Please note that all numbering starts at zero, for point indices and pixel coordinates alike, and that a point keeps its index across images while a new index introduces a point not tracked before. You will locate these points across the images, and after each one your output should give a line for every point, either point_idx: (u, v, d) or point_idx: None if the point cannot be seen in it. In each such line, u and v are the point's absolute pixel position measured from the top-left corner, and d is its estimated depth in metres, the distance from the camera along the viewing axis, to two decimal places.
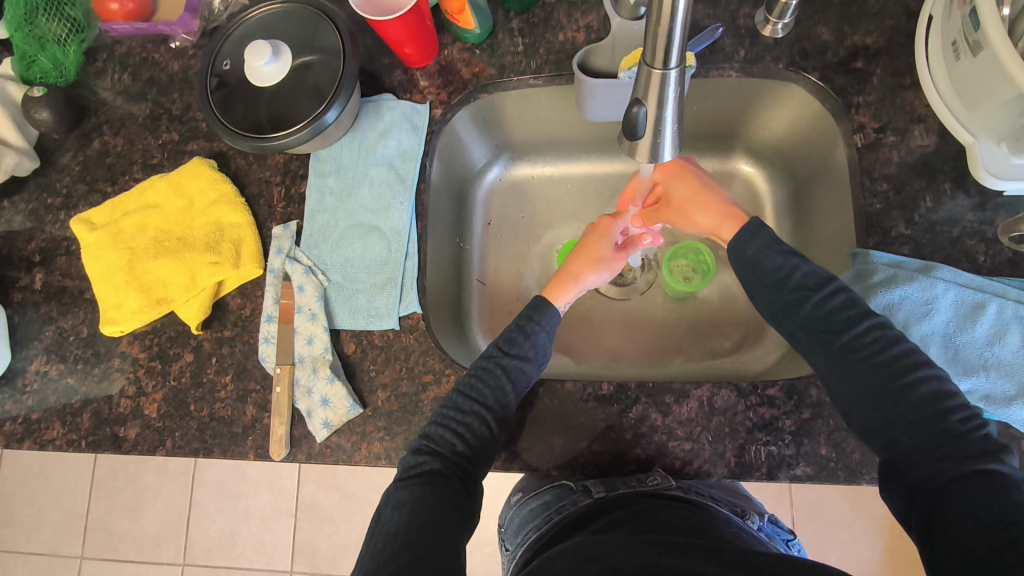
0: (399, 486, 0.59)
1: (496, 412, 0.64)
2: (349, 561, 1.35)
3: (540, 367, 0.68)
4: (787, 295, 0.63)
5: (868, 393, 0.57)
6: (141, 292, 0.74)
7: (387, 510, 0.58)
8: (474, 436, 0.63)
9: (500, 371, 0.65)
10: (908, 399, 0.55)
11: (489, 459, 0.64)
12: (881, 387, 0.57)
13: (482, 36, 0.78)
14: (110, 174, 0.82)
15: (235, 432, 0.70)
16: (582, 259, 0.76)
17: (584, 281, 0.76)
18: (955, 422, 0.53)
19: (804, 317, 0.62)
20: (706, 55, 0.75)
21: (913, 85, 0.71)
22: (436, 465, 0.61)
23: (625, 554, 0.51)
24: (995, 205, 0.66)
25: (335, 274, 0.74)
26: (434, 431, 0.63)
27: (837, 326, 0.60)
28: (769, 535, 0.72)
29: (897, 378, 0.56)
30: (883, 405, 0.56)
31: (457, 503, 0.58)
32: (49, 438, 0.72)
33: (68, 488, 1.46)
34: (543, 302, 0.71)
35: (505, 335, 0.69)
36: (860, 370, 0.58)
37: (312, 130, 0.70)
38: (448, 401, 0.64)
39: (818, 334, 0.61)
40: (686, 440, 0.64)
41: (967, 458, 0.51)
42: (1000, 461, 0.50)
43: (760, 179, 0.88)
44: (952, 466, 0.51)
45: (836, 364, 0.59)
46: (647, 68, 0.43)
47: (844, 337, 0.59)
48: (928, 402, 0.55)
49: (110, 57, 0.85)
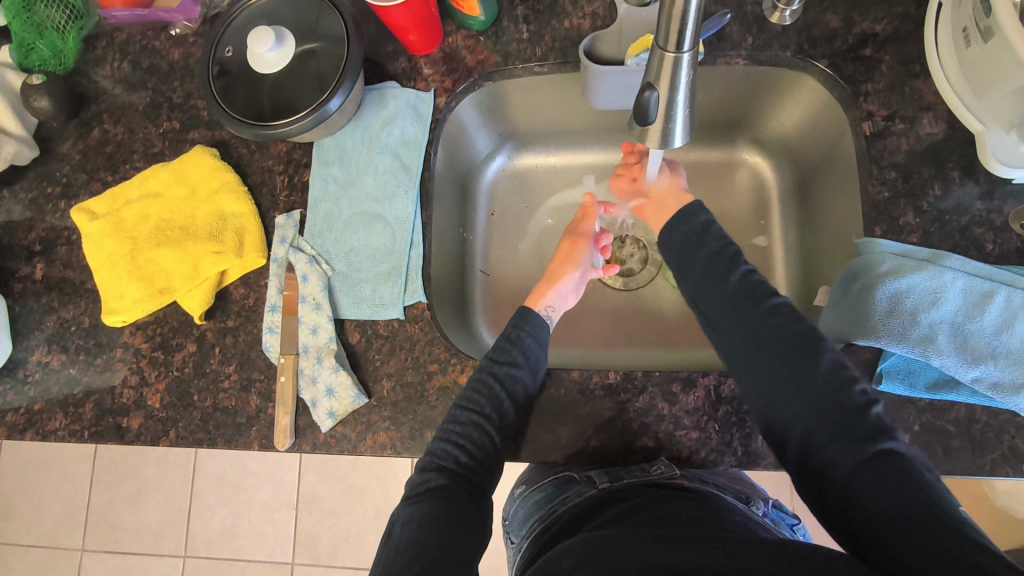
0: (407, 505, 0.59)
1: (496, 421, 0.63)
2: (350, 551, 1.35)
3: (534, 371, 0.67)
4: (721, 264, 0.66)
5: (770, 357, 0.59)
6: (143, 282, 0.74)
7: (396, 527, 0.58)
8: (476, 447, 0.63)
9: (494, 381, 0.64)
10: (812, 370, 0.57)
11: (494, 468, 0.64)
12: (788, 356, 0.58)
13: (487, 23, 0.77)
14: (110, 163, 0.81)
15: (239, 423, 0.69)
16: (561, 259, 0.80)
17: (559, 285, 0.78)
18: (855, 394, 0.55)
19: (732, 287, 0.64)
20: (713, 43, 0.75)
21: (922, 73, 0.70)
22: (442, 480, 0.61)
23: (631, 550, 0.50)
24: (1004, 193, 0.66)
25: (339, 264, 0.74)
26: (437, 445, 0.63)
27: (765, 297, 0.63)
28: (775, 520, 0.72)
29: (798, 353, 0.58)
30: (785, 369, 0.58)
31: (468, 514, 0.58)
32: (51, 429, 0.72)
33: (68, 481, 1.45)
34: (527, 311, 0.73)
35: (494, 346, 0.69)
36: (773, 339, 0.60)
37: (316, 118, 0.69)
38: (449, 415, 0.64)
39: (741, 301, 0.63)
40: (693, 429, 0.64)
41: (860, 428, 0.53)
42: (893, 438, 0.52)
43: (765, 169, 0.88)
44: (854, 431, 0.53)
45: (749, 333, 0.61)
46: (660, 51, 0.43)
47: (772, 306, 0.62)
48: (830, 373, 0.56)
49: (110, 44, 0.85)
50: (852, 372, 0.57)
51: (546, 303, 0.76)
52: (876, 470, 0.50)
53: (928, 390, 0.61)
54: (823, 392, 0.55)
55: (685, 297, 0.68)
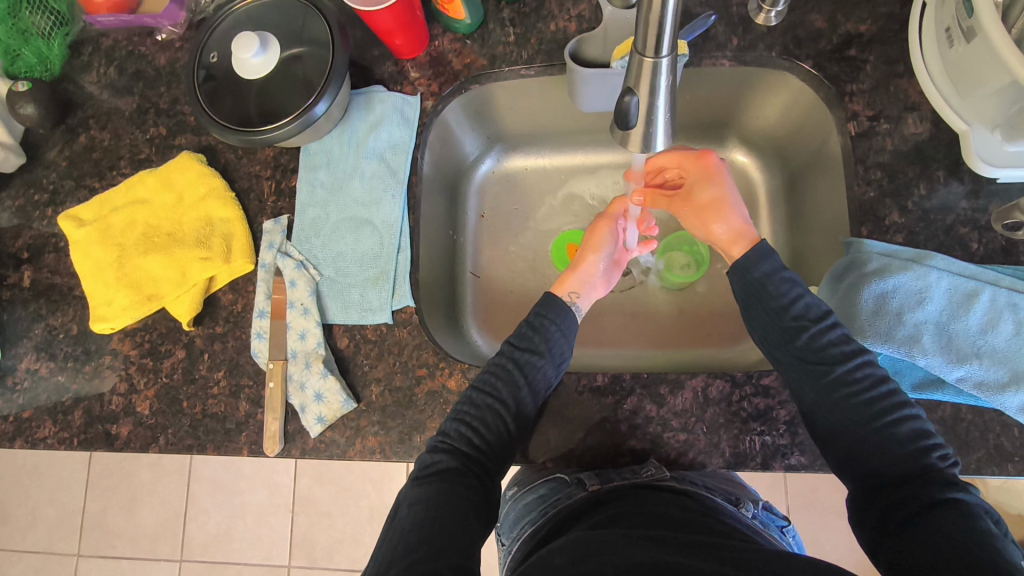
0: (414, 486, 0.60)
1: (513, 409, 0.64)
2: (345, 554, 1.35)
3: (557, 364, 0.68)
4: (786, 324, 0.63)
5: (845, 427, 0.59)
6: (131, 289, 0.73)
7: (403, 507, 0.59)
8: (489, 431, 0.64)
9: (514, 367, 0.66)
10: (888, 439, 0.58)
11: (503, 453, 0.65)
12: (864, 423, 0.59)
13: (474, 26, 0.77)
14: (98, 169, 0.81)
15: (228, 428, 0.69)
16: (589, 246, 0.78)
17: (583, 270, 0.77)
18: (933, 460, 0.56)
19: (798, 349, 0.62)
20: (699, 44, 0.75)
21: (907, 73, 0.70)
22: (451, 462, 0.61)
23: (623, 550, 0.51)
24: (989, 192, 0.66)
25: (328, 269, 0.74)
26: (450, 426, 0.64)
27: (832, 359, 0.60)
28: (764, 522, 0.72)
29: (874, 420, 0.59)
30: (860, 436, 0.59)
31: (472, 498, 0.59)
32: (40, 436, 0.72)
33: (63, 486, 1.45)
34: (552, 296, 0.72)
35: (517, 332, 0.70)
36: (847, 408, 0.59)
37: (302, 123, 0.69)
38: (464, 398, 0.65)
39: (810, 366, 0.61)
40: (681, 431, 0.64)
41: (936, 488, 0.54)
42: (966, 491, 0.54)
43: (754, 169, 0.88)
44: (924, 491, 0.54)
45: (821, 399, 0.60)
46: (639, 56, 0.43)
47: (839, 371, 0.60)
48: (906, 441, 0.57)
49: (96, 50, 0.85)
50: (932, 437, 0.57)
51: (569, 290, 0.76)
52: (936, 519, 0.52)
53: (914, 389, 0.63)
54: (900, 456, 0.57)
55: (757, 338, 0.67)
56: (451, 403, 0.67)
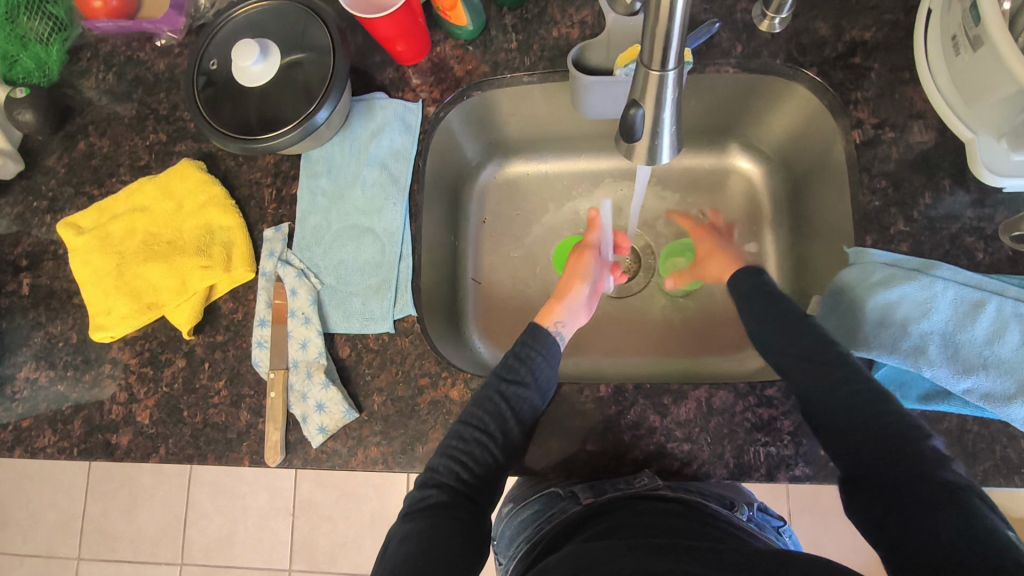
0: (406, 521, 0.61)
1: (500, 441, 0.64)
2: (348, 558, 1.35)
3: (544, 394, 0.67)
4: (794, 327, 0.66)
5: (838, 413, 0.58)
6: (131, 297, 0.73)
7: (395, 541, 0.60)
8: (478, 465, 0.64)
9: (499, 398, 0.65)
10: (875, 421, 0.57)
11: (493, 482, 0.65)
12: (855, 408, 0.58)
13: (475, 32, 0.76)
14: (97, 176, 0.80)
15: (230, 438, 0.69)
16: (572, 278, 0.79)
17: (569, 300, 0.77)
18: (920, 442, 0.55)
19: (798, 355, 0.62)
20: (703, 51, 0.74)
21: (912, 80, 0.70)
22: (443, 497, 0.62)
23: (621, 561, 0.51)
24: (995, 201, 0.66)
25: (329, 277, 0.73)
26: (440, 462, 0.63)
27: (839, 361, 0.62)
28: (759, 524, 0.71)
29: (865, 410, 0.58)
30: (850, 420, 0.58)
31: (464, 531, 0.60)
32: (40, 446, 0.71)
33: (62, 490, 1.45)
34: (538, 328, 0.73)
35: (503, 363, 0.69)
36: (843, 398, 0.59)
37: (303, 131, 0.69)
38: (451, 432, 0.65)
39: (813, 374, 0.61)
40: (685, 441, 0.64)
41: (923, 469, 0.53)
42: (948, 468, 0.53)
43: (756, 175, 0.88)
44: (911, 472, 0.54)
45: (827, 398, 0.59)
46: (644, 69, 0.43)
47: (842, 372, 0.61)
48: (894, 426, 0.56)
49: (95, 56, 0.84)
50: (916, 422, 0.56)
51: (556, 319, 0.76)
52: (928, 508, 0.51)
53: (920, 401, 0.62)
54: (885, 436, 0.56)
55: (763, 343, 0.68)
56: (440, 427, 0.66)
